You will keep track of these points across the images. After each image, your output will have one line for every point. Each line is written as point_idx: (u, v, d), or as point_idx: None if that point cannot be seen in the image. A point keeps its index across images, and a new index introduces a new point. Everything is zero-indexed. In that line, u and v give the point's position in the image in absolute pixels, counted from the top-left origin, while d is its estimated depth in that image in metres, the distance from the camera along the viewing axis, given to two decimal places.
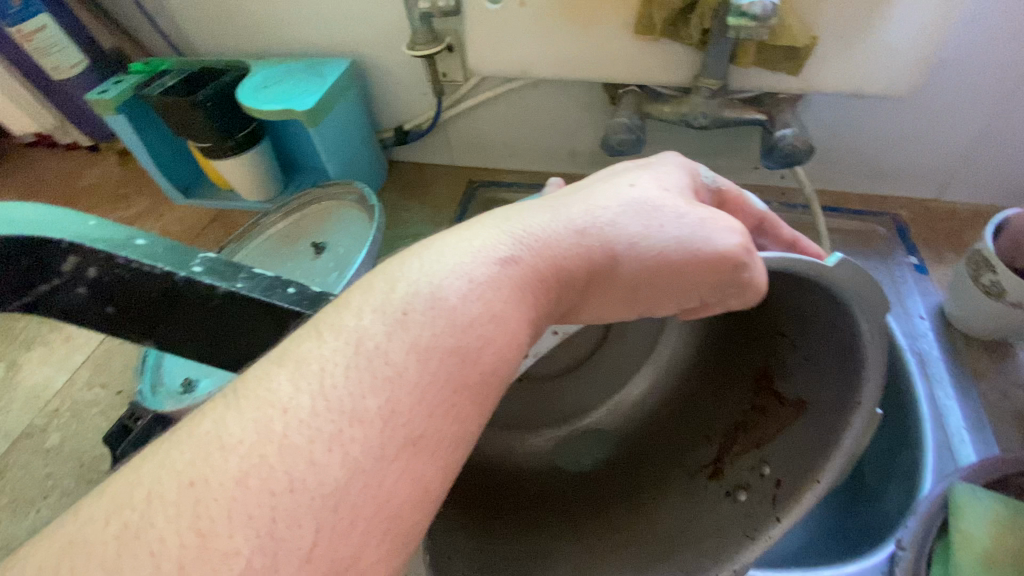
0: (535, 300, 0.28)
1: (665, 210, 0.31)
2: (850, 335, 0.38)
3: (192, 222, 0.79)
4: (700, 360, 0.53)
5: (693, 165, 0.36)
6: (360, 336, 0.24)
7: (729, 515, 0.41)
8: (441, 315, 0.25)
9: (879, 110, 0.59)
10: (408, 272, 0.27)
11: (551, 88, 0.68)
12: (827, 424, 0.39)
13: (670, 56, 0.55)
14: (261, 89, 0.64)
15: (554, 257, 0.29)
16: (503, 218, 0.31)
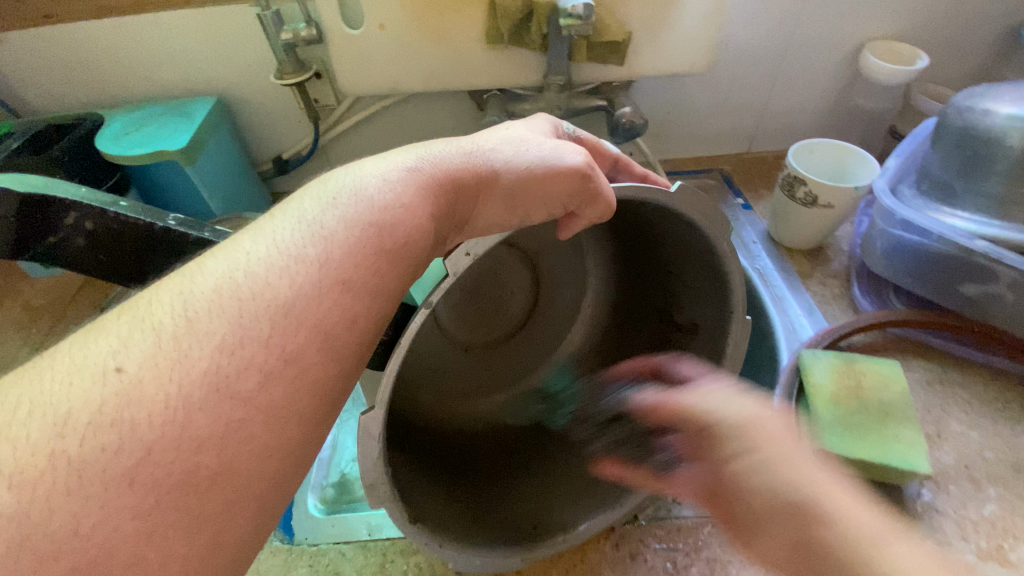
0: (437, 199, 0.33)
1: (531, 143, 0.39)
2: (712, 258, 0.47)
3: (58, 292, 0.72)
4: (616, 309, 0.62)
5: (559, 123, 0.45)
6: (305, 217, 0.29)
7: (655, 435, 0.51)
8: (362, 205, 0.30)
9: (690, 87, 0.74)
10: (328, 187, 0.31)
11: (421, 101, 0.74)
12: (715, 338, 0.50)
13: (520, 60, 0.64)
14: (122, 137, 0.62)
15: (449, 168, 0.34)
16: (413, 149, 0.36)
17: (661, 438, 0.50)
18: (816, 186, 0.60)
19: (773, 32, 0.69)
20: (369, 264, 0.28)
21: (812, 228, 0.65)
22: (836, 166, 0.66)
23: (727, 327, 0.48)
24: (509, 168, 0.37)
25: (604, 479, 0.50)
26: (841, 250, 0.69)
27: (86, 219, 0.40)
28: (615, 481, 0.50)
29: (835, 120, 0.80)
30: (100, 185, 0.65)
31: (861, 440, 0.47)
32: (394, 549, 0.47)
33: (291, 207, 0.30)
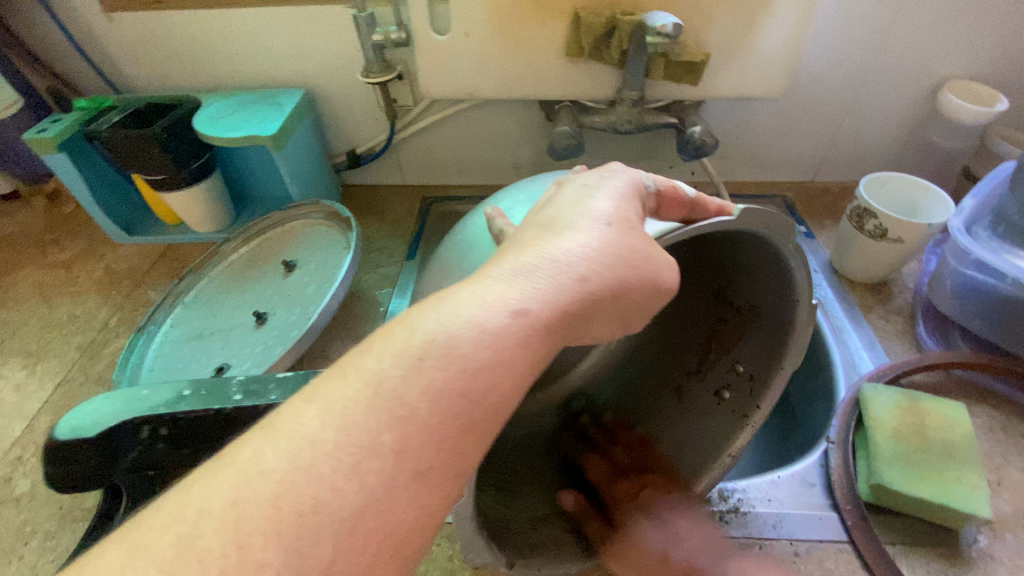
0: (542, 346, 0.30)
1: (638, 242, 0.34)
2: (780, 270, 0.42)
3: (140, 260, 0.77)
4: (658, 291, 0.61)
5: (638, 175, 0.39)
6: (380, 379, 0.27)
7: (718, 413, 0.51)
8: (455, 364, 0.28)
9: (760, 111, 0.74)
10: (428, 318, 0.29)
11: (494, 108, 0.76)
12: (773, 326, 0.46)
13: (596, 74, 0.65)
14: (218, 119, 0.67)
15: (560, 303, 0.31)
16: (511, 268, 0.32)
17: (724, 420, 0.50)
18: (888, 220, 0.60)
19: (850, 64, 0.69)
20: None
21: (878, 262, 0.64)
22: (909, 202, 0.65)
23: (788, 325, 0.44)
24: (606, 267, 0.32)
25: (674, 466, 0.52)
26: (906, 287, 0.67)
27: (159, 427, 0.44)
28: (688, 464, 0.52)
29: (907, 155, 0.78)
30: (192, 163, 0.69)
31: (923, 478, 0.46)
32: (440, 533, 0.48)
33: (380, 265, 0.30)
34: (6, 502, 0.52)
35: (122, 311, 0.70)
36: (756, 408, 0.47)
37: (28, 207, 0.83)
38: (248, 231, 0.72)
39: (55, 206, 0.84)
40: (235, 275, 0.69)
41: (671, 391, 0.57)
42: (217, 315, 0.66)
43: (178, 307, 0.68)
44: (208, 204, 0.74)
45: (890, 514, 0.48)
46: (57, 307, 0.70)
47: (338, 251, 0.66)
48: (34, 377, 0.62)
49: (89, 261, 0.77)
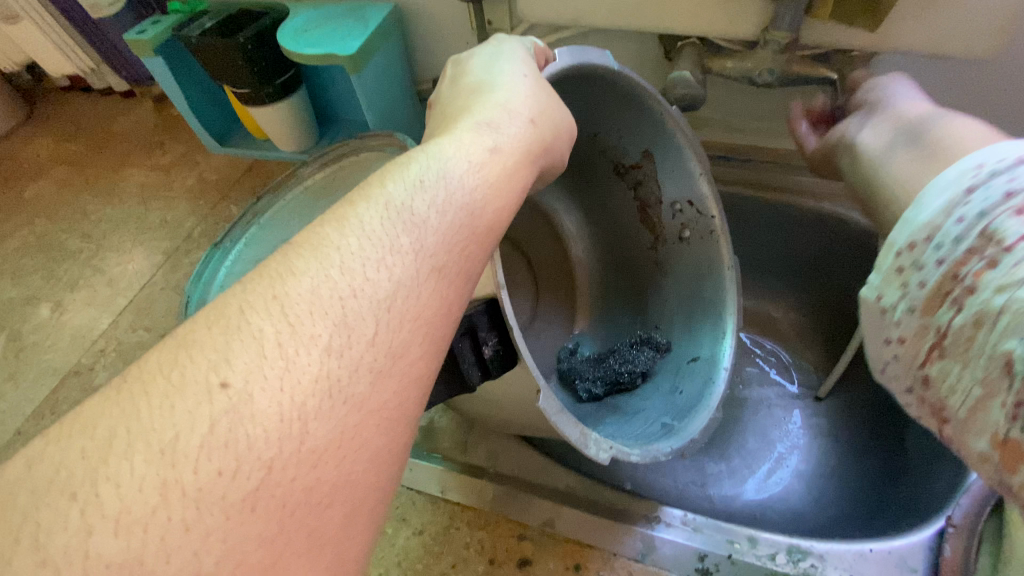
0: (523, 168, 0.34)
1: (540, 82, 0.38)
2: (652, 108, 0.49)
3: (227, 172, 0.79)
4: (577, 191, 0.64)
5: (515, 41, 0.41)
6: (390, 203, 0.28)
7: (692, 248, 0.55)
8: (454, 192, 0.30)
9: (958, 72, 0.56)
10: (409, 169, 0.30)
11: (603, 38, 0.64)
12: (674, 160, 0.53)
13: (738, 6, 0.51)
14: (301, 33, 0.62)
15: (524, 141, 0.34)
16: (460, 129, 0.33)
17: (701, 249, 0.54)
18: None
19: None
20: (440, 212, 0.29)
21: None
22: None
23: (679, 145, 0.51)
24: (536, 106, 0.36)
25: (691, 316, 0.55)
26: None
27: None
28: (705, 302, 0.54)
29: None
30: (276, 79, 0.66)
31: None
32: (460, 517, 0.46)
33: (389, 191, 0.29)
34: (86, 389, 0.58)
35: (205, 222, 0.72)
36: (716, 226, 0.52)
37: (141, 105, 0.88)
38: (325, 156, 0.70)
39: (163, 107, 0.86)
40: (307, 202, 0.68)
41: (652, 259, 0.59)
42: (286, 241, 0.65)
43: (253, 227, 0.68)
44: (290, 124, 0.72)
45: None
46: (151, 209, 0.74)
47: None
48: (124, 275, 0.67)
49: (184, 166, 0.80)
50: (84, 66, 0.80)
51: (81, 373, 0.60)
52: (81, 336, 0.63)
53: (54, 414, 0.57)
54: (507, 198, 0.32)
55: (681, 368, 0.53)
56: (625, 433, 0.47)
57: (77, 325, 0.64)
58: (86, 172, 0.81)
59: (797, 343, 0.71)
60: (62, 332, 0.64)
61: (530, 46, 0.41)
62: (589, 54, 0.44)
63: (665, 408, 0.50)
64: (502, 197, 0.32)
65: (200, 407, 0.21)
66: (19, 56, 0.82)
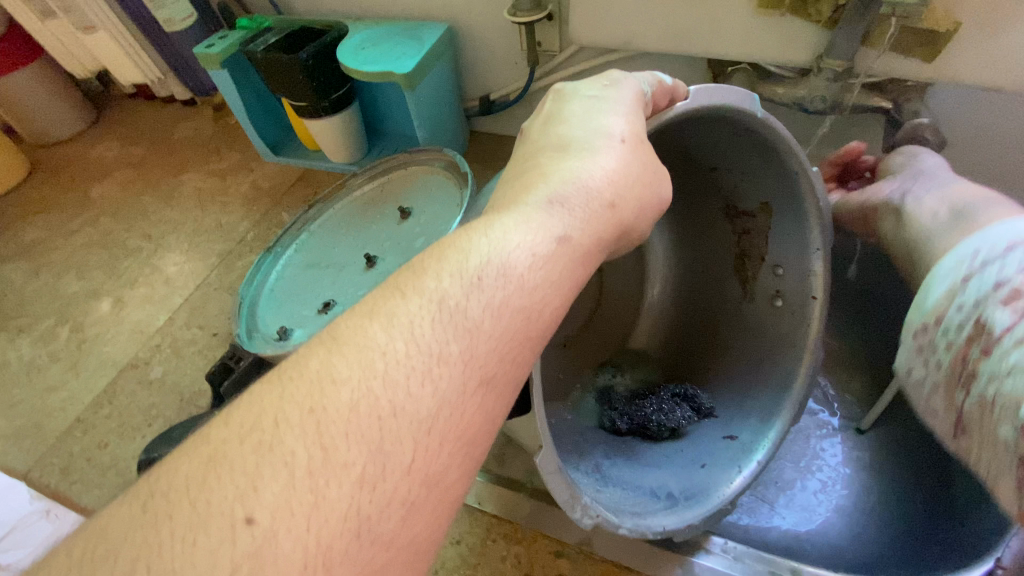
0: (586, 266, 0.30)
1: (643, 148, 0.34)
2: (782, 164, 0.45)
3: (280, 180, 0.82)
4: (677, 223, 0.61)
5: (635, 82, 0.37)
6: (443, 300, 0.25)
7: (779, 318, 0.51)
8: (512, 285, 0.26)
9: (1020, 104, 0.55)
10: (467, 260, 0.26)
11: (651, 61, 0.65)
12: (795, 219, 0.48)
13: (792, 33, 0.51)
14: (359, 51, 0.65)
15: (598, 232, 0.30)
16: (532, 195, 0.30)
17: (789, 322, 0.50)
18: None
19: None
20: (491, 316, 0.25)
21: None
22: None
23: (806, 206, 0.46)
24: (628, 189, 0.32)
25: (744, 391, 0.52)
26: None
27: None
28: (774, 377, 0.50)
29: None
30: (332, 93, 0.69)
31: None
32: (498, 530, 0.46)
33: (422, 280, 0.26)
34: (143, 382, 0.61)
35: (258, 227, 0.75)
36: (816, 296, 0.48)
37: (201, 114, 0.92)
38: (375, 169, 0.72)
39: (221, 117, 0.91)
40: (356, 212, 0.70)
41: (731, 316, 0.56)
42: (336, 249, 0.67)
43: (303, 234, 0.71)
44: (343, 137, 0.75)
45: None
46: (207, 212, 0.78)
47: (452, 207, 0.62)
48: (181, 275, 0.71)
49: (239, 173, 0.83)
50: (152, 76, 0.85)
51: (139, 366, 0.62)
52: (140, 331, 0.66)
53: (112, 404, 0.60)
54: (557, 304, 0.28)
55: (713, 443, 0.49)
56: (626, 489, 0.43)
57: (137, 320, 0.67)
58: (148, 175, 0.85)
59: (840, 373, 0.70)
60: (122, 326, 0.67)
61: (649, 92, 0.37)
62: (729, 94, 0.39)
63: (676, 477, 0.46)
64: (558, 300, 0.28)
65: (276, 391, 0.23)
66: (94, 65, 0.88)
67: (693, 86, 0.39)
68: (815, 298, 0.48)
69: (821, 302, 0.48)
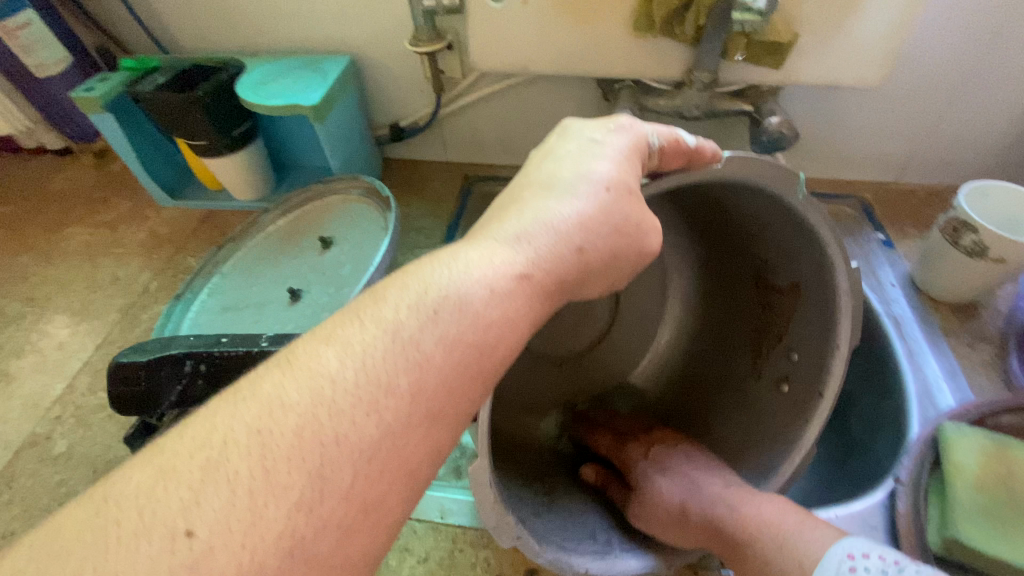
0: (541, 312, 0.29)
1: (628, 202, 0.32)
2: (821, 251, 0.42)
3: (181, 224, 0.77)
4: (707, 282, 0.58)
5: (640, 129, 0.35)
6: (395, 328, 0.25)
7: (780, 404, 0.47)
8: (468, 319, 0.26)
9: (847, 102, 0.67)
10: (433, 271, 0.27)
11: (548, 84, 0.71)
12: (818, 305, 0.44)
13: (665, 53, 0.59)
14: (261, 86, 0.64)
15: (557, 271, 0.30)
16: (500, 231, 0.30)
17: (787, 410, 0.46)
18: (990, 238, 0.52)
19: (961, 53, 0.60)
20: (444, 349, 0.25)
21: (972, 285, 0.57)
22: (1017, 215, 0.57)
23: (832, 298, 0.42)
24: (601, 234, 0.31)
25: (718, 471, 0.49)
26: (997, 312, 0.59)
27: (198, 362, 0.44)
28: (756, 462, 0.48)
29: (1012, 163, 0.69)
30: (234, 130, 0.67)
31: (999, 532, 0.41)
32: (464, 538, 0.46)
33: (384, 297, 0.27)
34: (44, 460, 0.54)
35: (163, 276, 0.70)
36: (822, 395, 0.43)
37: (78, 163, 0.85)
38: (288, 203, 0.71)
39: (105, 165, 0.84)
40: (271, 248, 0.68)
41: (734, 390, 0.53)
42: (254, 288, 0.65)
43: (215, 277, 0.67)
44: (249, 173, 0.73)
45: (959, 570, 0.43)
46: (100, 266, 0.71)
47: (375, 232, 0.64)
48: (76, 336, 0.64)
49: (132, 221, 0.77)
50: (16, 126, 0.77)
51: (37, 444, 0.55)
52: (33, 405, 0.58)
53: (7, 490, 0.52)
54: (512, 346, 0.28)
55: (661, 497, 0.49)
56: (563, 527, 0.43)
57: (27, 393, 0.60)
58: (20, 234, 0.76)
59: None
60: (8, 402, 0.59)
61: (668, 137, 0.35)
62: (761, 163, 0.36)
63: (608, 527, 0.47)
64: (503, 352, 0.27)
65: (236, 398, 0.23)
66: None
67: (728, 152, 0.35)
68: (821, 396, 0.43)
69: (827, 403, 0.43)
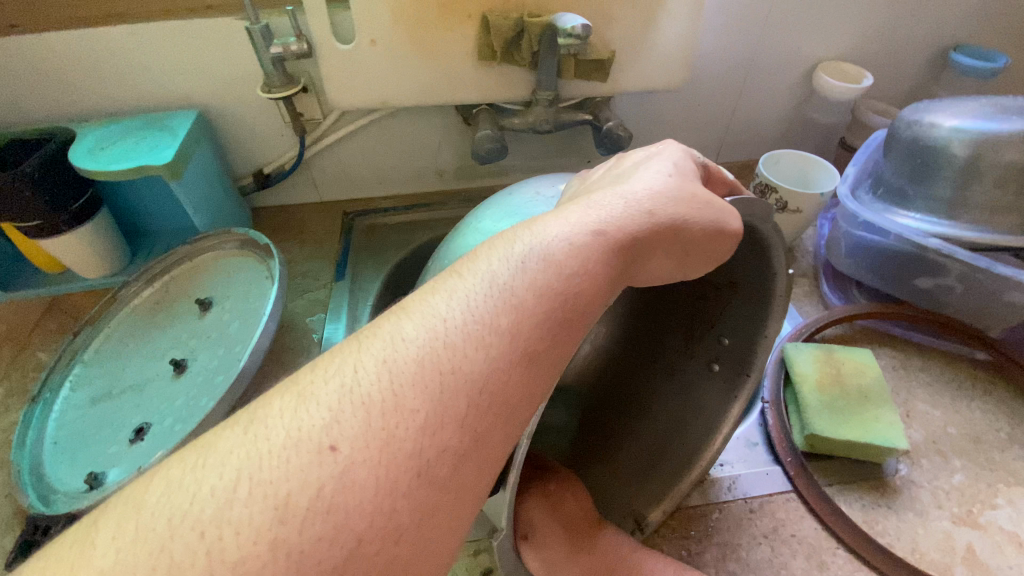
0: (615, 265, 0.33)
1: (702, 198, 0.36)
2: (752, 249, 0.43)
3: (19, 318, 0.67)
4: (639, 267, 0.59)
5: (690, 152, 0.42)
6: (495, 279, 0.30)
7: (711, 383, 0.50)
8: (551, 271, 0.30)
9: (666, 102, 0.79)
10: (515, 244, 0.32)
11: (409, 115, 0.75)
12: (754, 302, 0.46)
13: (510, 76, 0.66)
14: (98, 151, 0.59)
15: (633, 234, 0.34)
16: (586, 207, 0.35)
17: (717, 389, 0.50)
18: (787, 194, 0.65)
19: (738, 53, 0.75)
20: (535, 293, 0.30)
21: (785, 233, 0.70)
22: (802, 173, 0.72)
23: (767, 294, 0.44)
24: (671, 205, 0.35)
25: (659, 458, 0.52)
26: (807, 251, 0.74)
27: None
28: (682, 448, 0.51)
29: (793, 133, 0.87)
30: (72, 203, 0.61)
31: (847, 422, 0.51)
32: None
33: (444, 285, 0.30)
34: None
35: (8, 381, 0.61)
36: (750, 373, 0.47)
37: None
38: (151, 270, 0.66)
39: None
40: (141, 321, 0.63)
41: (664, 372, 0.55)
42: (128, 368, 0.59)
43: (76, 367, 0.60)
44: (98, 247, 0.66)
45: (822, 458, 0.53)
46: None
47: (260, 281, 0.62)
48: None
49: None
50: None
51: None
52: None
53: None
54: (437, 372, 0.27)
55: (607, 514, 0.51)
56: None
57: None
58: None
59: None
60: None
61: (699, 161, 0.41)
62: (743, 202, 0.38)
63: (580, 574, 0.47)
64: (532, 357, 0.29)
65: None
66: None
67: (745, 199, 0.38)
68: (750, 375, 0.47)
69: (755, 378, 0.46)
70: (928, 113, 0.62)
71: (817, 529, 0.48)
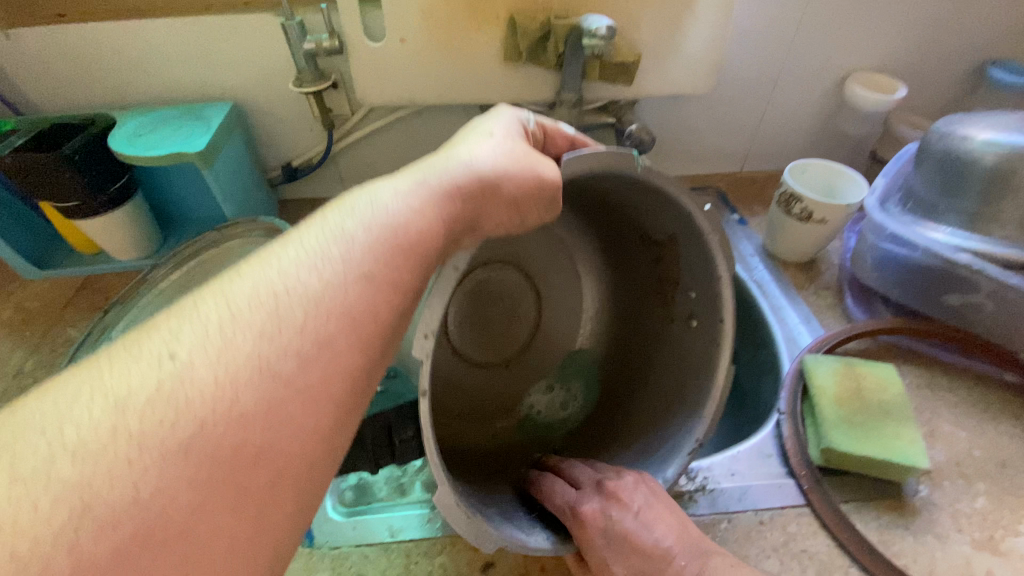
0: (446, 213, 0.34)
1: (517, 147, 0.38)
2: (671, 199, 0.44)
3: (55, 295, 0.70)
4: (600, 249, 0.61)
5: (522, 111, 0.42)
6: (331, 235, 0.30)
7: (695, 339, 0.49)
8: (377, 218, 0.31)
9: (691, 108, 0.79)
10: (343, 208, 0.32)
11: (436, 114, 0.76)
12: (695, 250, 0.46)
13: (535, 78, 0.67)
14: (137, 137, 0.62)
15: (454, 183, 0.35)
16: (416, 170, 0.35)
17: (700, 348, 0.48)
18: (813, 204, 0.64)
19: (767, 61, 0.74)
20: (362, 239, 0.30)
21: (809, 245, 0.69)
22: (829, 185, 0.70)
23: (700, 237, 0.45)
24: (504, 157, 0.37)
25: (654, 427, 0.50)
26: (832, 264, 0.73)
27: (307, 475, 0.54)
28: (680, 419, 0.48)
29: (822, 144, 0.85)
30: (110, 186, 0.63)
31: (865, 437, 0.49)
32: (417, 551, 0.47)
33: (294, 239, 0.30)
34: None
35: (41, 353, 0.64)
36: (722, 320, 0.45)
37: None
38: (179, 255, 0.68)
39: None
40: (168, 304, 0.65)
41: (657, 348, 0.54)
42: None
43: (104, 344, 0.62)
44: (131, 231, 0.69)
45: (837, 473, 0.52)
46: None
47: None
48: None
49: None
50: None
51: None
52: None
53: None
54: None
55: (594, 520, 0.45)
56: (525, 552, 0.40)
57: None
58: None
59: None
60: None
61: (531, 119, 0.42)
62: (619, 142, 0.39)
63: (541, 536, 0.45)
64: None
65: (176, 422, 0.23)
66: None
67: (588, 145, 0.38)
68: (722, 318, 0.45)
69: (727, 321, 0.45)
70: (955, 123, 0.61)
71: (830, 545, 0.46)
